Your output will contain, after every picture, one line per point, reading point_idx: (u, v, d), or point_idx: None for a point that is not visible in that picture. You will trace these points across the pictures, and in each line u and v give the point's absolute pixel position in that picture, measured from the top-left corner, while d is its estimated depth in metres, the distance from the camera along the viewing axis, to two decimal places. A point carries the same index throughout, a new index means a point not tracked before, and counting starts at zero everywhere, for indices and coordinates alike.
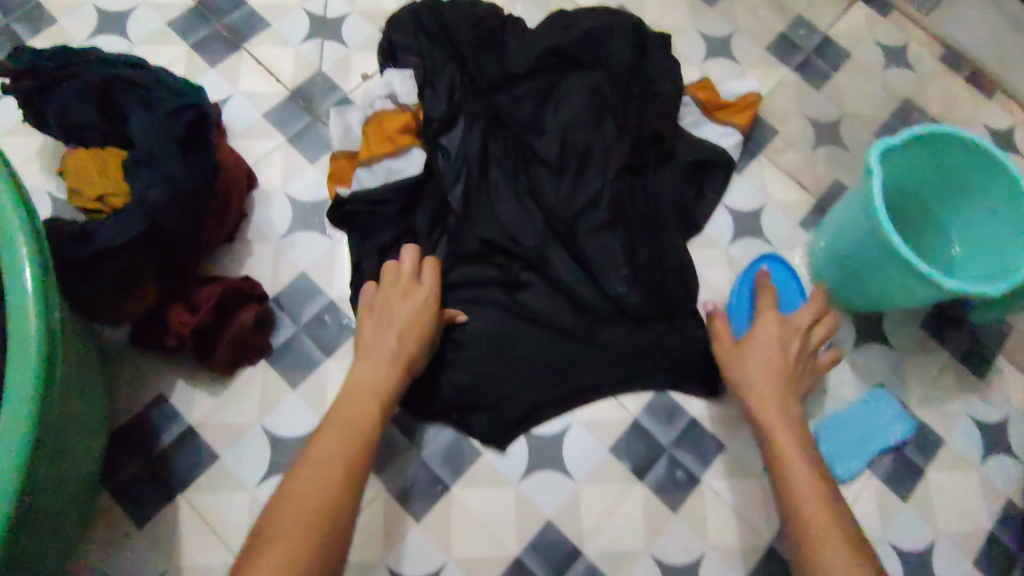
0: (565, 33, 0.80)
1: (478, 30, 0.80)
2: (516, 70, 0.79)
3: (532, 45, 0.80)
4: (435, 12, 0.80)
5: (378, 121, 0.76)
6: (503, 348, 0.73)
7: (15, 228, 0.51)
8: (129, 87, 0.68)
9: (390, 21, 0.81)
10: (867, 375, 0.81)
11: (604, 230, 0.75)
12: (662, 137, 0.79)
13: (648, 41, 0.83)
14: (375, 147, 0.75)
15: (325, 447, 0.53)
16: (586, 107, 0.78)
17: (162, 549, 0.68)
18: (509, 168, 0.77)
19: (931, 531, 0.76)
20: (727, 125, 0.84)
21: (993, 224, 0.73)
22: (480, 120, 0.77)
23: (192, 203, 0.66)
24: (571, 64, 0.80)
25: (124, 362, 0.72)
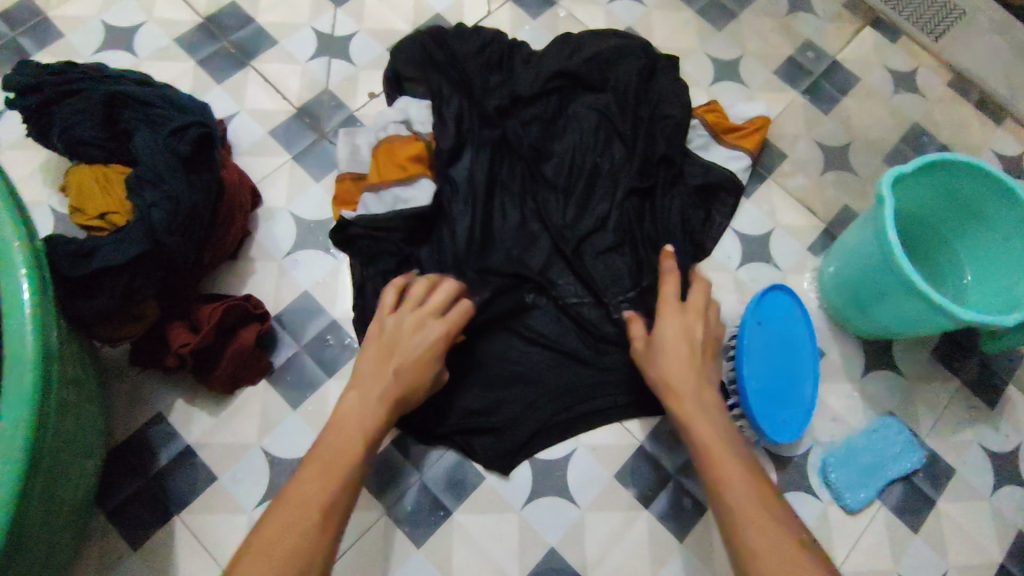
0: (572, 59, 0.81)
1: (486, 56, 0.80)
2: (524, 93, 0.79)
3: (540, 70, 0.80)
4: (441, 42, 0.80)
5: (389, 147, 0.75)
6: (507, 370, 0.72)
7: (13, 245, 0.51)
8: (135, 105, 0.68)
9: (394, 53, 0.81)
10: (876, 403, 0.79)
11: (611, 252, 0.75)
12: (671, 159, 0.78)
13: (658, 65, 0.83)
14: (384, 173, 0.74)
15: (302, 485, 0.52)
16: (594, 129, 0.78)
17: (156, 573, 0.66)
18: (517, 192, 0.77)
19: (942, 563, 0.74)
20: (736, 149, 0.83)
21: (1004, 253, 0.72)
22: (488, 145, 0.77)
23: (197, 223, 0.65)
24: (577, 88, 0.81)
25: (122, 381, 0.71)
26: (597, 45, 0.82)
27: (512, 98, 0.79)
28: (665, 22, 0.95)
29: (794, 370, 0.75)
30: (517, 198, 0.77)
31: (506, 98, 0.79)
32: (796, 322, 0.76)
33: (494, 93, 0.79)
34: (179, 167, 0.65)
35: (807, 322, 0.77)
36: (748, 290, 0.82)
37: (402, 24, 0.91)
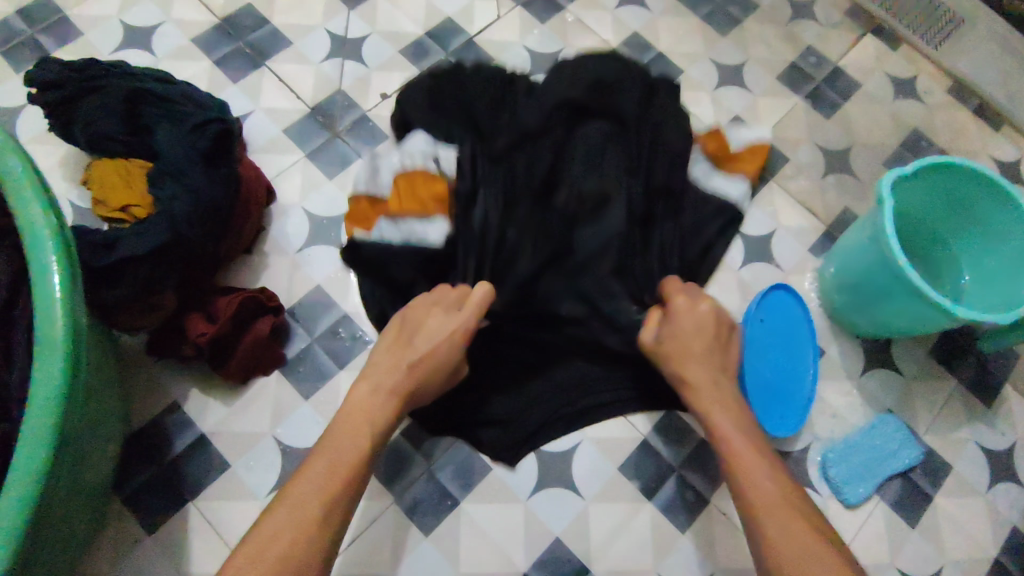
0: (574, 84, 0.76)
1: (487, 94, 0.78)
2: (527, 127, 0.75)
3: (542, 100, 0.76)
4: (448, 85, 0.79)
5: (411, 180, 0.73)
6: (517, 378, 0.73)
7: (44, 233, 0.53)
8: (156, 102, 0.71)
9: (402, 91, 0.81)
10: (875, 401, 0.81)
11: (617, 275, 0.73)
12: (670, 190, 0.77)
13: (655, 84, 0.80)
14: (404, 203, 0.73)
15: (301, 486, 0.52)
16: (599, 155, 0.75)
17: (171, 557, 0.68)
18: (527, 228, 0.73)
19: (939, 558, 0.75)
20: (737, 176, 0.83)
21: (1001, 252, 0.74)
22: (493, 187, 0.74)
23: (216, 216, 0.67)
24: (583, 110, 0.76)
25: (139, 370, 0.73)
26: (597, 67, 0.77)
27: (519, 133, 0.74)
28: (670, 27, 0.97)
29: (793, 367, 0.78)
30: (527, 232, 0.73)
31: (512, 133, 0.75)
32: (795, 318, 0.79)
33: (497, 133, 0.75)
34: (200, 162, 0.67)
35: (807, 320, 0.79)
36: (750, 289, 0.84)
37: (413, 26, 0.93)
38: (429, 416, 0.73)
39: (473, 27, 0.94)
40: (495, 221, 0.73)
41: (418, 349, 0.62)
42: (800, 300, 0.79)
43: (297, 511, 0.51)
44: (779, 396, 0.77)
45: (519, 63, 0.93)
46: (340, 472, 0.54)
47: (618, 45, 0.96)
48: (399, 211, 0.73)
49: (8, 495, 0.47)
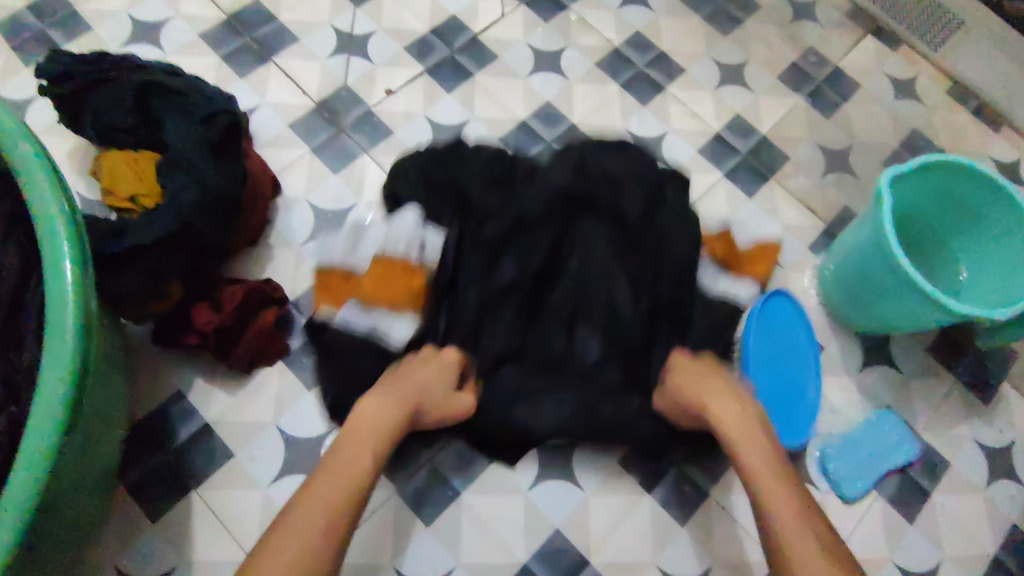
0: (576, 177, 0.70)
1: (487, 173, 0.72)
2: (523, 222, 0.70)
3: (539, 193, 0.70)
4: (443, 163, 0.74)
5: (389, 265, 0.69)
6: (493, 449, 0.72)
7: (55, 218, 0.53)
8: (165, 94, 0.71)
9: (394, 165, 0.77)
10: (873, 397, 0.82)
11: (618, 390, 0.69)
12: (679, 306, 0.69)
13: (665, 187, 0.72)
14: (379, 290, 0.68)
15: (317, 486, 0.50)
16: (602, 259, 0.70)
17: (175, 545, 0.68)
18: (519, 325, 0.70)
19: (937, 553, 0.76)
20: (747, 278, 0.75)
21: (999, 249, 0.74)
22: (479, 284, 0.70)
23: (223, 207, 0.68)
24: (589, 201, 0.71)
25: (145, 359, 0.74)
26: (603, 156, 0.72)
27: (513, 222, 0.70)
28: (673, 27, 0.98)
29: (794, 380, 0.77)
30: (516, 329, 0.70)
31: (506, 224, 0.69)
32: (796, 329, 0.78)
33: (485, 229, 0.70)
34: (207, 153, 0.68)
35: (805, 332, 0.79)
36: None
37: (418, 24, 0.94)
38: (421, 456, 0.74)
39: (477, 25, 0.95)
40: (488, 318, 0.70)
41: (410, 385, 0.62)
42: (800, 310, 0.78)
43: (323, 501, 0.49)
44: (787, 406, 0.76)
45: (523, 61, 0.94)
46: (357, 478, 0.52)
47: (621, 44, 0.96)
48: (376, 299, 0.68)
49: (18, 475, 0.48)
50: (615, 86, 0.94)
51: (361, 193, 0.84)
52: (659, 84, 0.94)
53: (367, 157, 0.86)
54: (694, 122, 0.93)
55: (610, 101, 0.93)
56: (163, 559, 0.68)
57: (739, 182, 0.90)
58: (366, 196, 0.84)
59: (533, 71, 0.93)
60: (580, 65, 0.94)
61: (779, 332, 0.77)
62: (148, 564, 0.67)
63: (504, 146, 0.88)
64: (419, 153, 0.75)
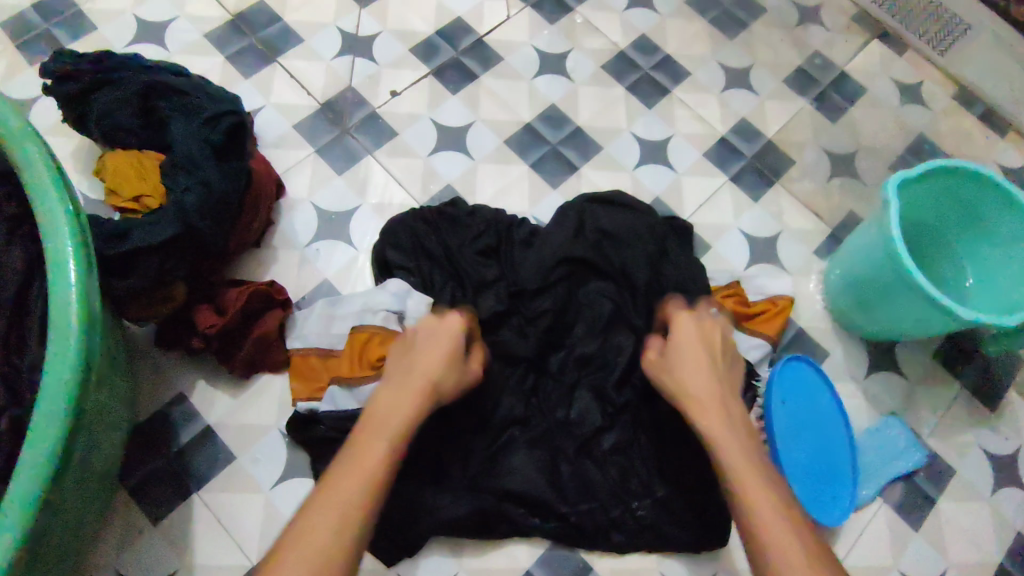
0: (576, 242, 0.74)
1: (484, 240, 0.75)
2: (527, 287, 0.73)
3: (542, 257, 0.74)
4: (435, 229, 0.75)
5: (367, 337, 0.70)
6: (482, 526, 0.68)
7: (60, 222, 0.53)
8: (170, 94, 0.71)
9: (383, 228, 0.77)
10: (878, 404, 0.81)
11: (616, 453, 0.70)
12: None
13: (668, 245, 0.76)
14: (357, 367, 0.70)
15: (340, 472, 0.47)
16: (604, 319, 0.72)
17: (176, 548, 0.68)
18: (520, 393, 0.71)
19: (942, 561, 0.76)
20: (758, 335, 0.77)
21: (1006, 256, 0.74)
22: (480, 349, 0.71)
23: (226, 210, 0.68)
24: (594, 272, 0.74)
25: (146, 361, 0.74)
26: (608, 218, 0.76)
27: (514, 293, 0.73)
28: (679, 30, 0.98)
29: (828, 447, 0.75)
30: (519, 396, 0.71)
31: (507, 290, 0.73)
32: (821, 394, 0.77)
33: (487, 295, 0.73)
34: (212, 155, 0.68)
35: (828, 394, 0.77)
36: None
37: (423, 25, 0.94)
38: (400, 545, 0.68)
39: (482, 27, 0.95)
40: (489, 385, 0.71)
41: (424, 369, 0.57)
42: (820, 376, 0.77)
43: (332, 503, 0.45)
44: (823, 479, 0.74)
45: (528, 63, 0.93)
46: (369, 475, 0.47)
47: (626, 47, 0.96)
48: (355, 377, 0.69)
49: (20, 478, 0.47)
50: (620, 88, 0.93)
51: (365, 195, 0.84)
52: (664, 87, 0.94)
53: (371, 159, 0.85)
54: (699, 126, 0.92)
55: (615, 104, 0.92)
56: (164, 562, 0.67)
57: (744, 186, 0.90)
58: (370, 198, 0.84)
59: (538, 73, 0.93)
60: (586, 68, 0.94)
61: (804, 399, 0.76)
62: (148, 567, 0.67)
63: (508, 148, 0.88)
64: (409, 213, 0.76)
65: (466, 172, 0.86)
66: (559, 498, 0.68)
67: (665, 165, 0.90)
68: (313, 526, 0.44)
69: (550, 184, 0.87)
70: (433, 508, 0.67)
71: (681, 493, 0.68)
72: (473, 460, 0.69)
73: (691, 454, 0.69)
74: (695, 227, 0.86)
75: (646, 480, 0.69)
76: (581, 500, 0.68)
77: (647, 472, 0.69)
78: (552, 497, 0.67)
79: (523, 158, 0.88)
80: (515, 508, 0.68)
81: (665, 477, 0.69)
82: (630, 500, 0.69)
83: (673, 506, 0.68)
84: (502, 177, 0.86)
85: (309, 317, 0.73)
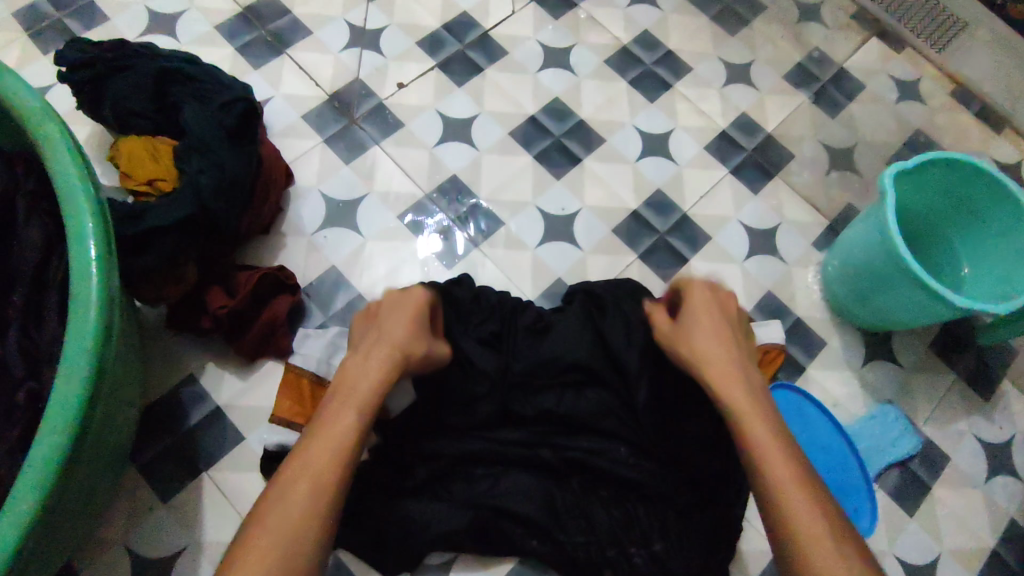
0: (603, 299, 0.72)
1: (486, 326, 0.70)
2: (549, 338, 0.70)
3: (568, 314, 0.72)
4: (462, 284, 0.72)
5: None
6: (476, 535, 0.67)
7: (81, 198, 0.55)
8: (184, 81, 0.73)
9: None
10: (875, 393, 0.82)
11: (620, 501, 0.68)
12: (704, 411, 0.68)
13: None
14: None
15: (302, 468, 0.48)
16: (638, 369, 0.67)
17: (185, 524, 0.69)
18: (527, 439, 0.69)
19: (936, 546, 0.77)
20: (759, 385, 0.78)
21: (1000, 246, 0.76)
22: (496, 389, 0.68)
23: (239, 191, 0.70)
24: (601, 365, 0.69)
25: (158, 343, 0.75)
26: (621, 312, 0.71)
27: (535, 339, 0.71)
28: (681, 26, 1.00)
29: (830, 453, 0.77)
30: (530, 430, 0.69)
31: (514, 365, 0.69)
32: (803, 407, 0.78)
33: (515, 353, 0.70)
34: (225, 138, 0.70)
35: (810, 401, 0.79)
36: (756, 281, 0.86)
37: (430, 19, 0.96)
38: (392, 560, 0.67)
39: (488, 21, 0.96)
40: (497, 431, 0.69)
41: (396, 329, 0.59)
42: (796, 389, 0.79)
43: (305, 472, 0.48)
44: (838, 478, 0.76)
45: (532, 57, 0.95)
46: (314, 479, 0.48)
47: (629, 42, 0.98)
48: None
49: (41, 442, 0.49)
50: (623, 82, 0.95)
51: (372, 183, 0.85)
52: (666, 81, 0.96)
53: (379, 149, 0.87)
54: (700, 119, 0.94)
55: (618, 97, 0.94)
56: (173, 538, 0.69)
57: (744, 179, 0.91)
58: (376, 186, 0.85)
59: (543, 67, 0.95)
60: (589, 62, 0.96)
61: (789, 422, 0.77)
62: (158, 544, 0.68)
63: (513, 140, 0.90)
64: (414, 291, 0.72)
65: (471, 162, 0.88)
66: (558, 525, 0.67)
67: (667, 157, 0.91)
68: (285, 496, 0.47)
69: (553, 175, 0.88)
70: (427, 521, 0.66)
71: (680, 550, 0.65)
72: (473, 484, 0.68)
73: (695, 505, 0.68)
74: (695, 218, 0.88)
75: (647, 533, 0.66)
76: (579, 533, 0.67)
77: (650, 525, 0.66)
78: (550, 522, 0.66)
79: (527, 149, 0.89)
80: (513, 529, 0.67)
81: (667, 533, 0.66)
82: (628, 546, 0.66)
83: (671, 564, 0.65)
84: (506, 168, 0.88)
85: (316, 340, 0.73)
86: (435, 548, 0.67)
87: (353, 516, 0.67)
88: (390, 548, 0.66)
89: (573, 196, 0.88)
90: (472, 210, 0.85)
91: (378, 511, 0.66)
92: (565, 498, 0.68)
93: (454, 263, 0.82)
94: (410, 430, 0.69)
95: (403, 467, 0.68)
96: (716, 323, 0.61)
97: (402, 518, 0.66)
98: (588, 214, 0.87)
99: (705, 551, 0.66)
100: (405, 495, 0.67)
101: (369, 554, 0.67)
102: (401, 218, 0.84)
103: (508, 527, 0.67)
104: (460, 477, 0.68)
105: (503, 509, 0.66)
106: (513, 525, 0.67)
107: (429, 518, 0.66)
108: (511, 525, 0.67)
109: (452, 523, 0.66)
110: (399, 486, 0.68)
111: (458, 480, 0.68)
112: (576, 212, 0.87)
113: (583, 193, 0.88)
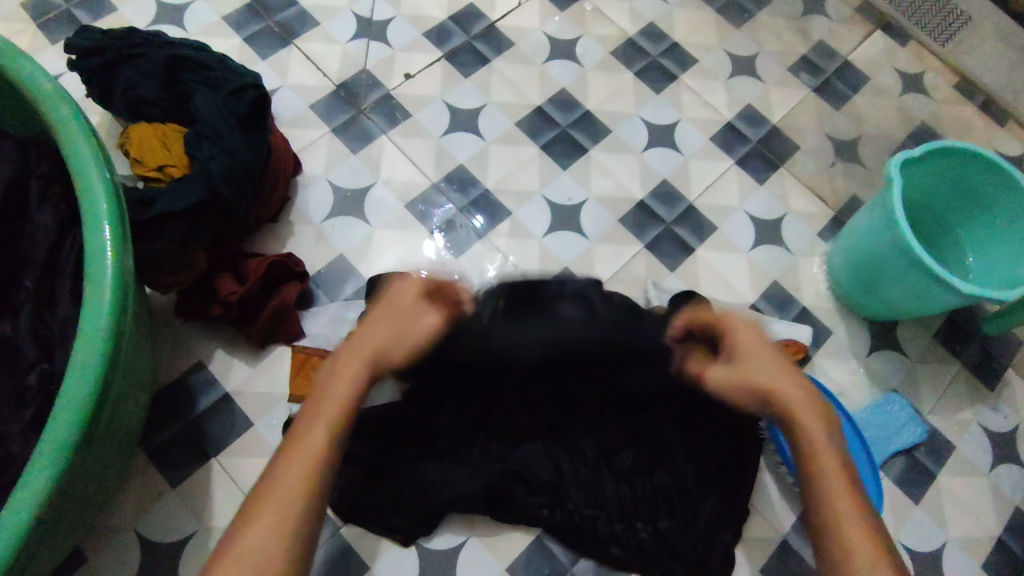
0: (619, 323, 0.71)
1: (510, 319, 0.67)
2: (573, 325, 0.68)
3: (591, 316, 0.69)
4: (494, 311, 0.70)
5: None
6: (491, 501, 0.67)
7: (94, 181, 0.55)
8: (194, 68, 0.74)
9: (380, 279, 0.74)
10: (879, 381, 0.83)
11: (631, 477, 0.68)
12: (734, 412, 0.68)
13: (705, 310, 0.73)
14: None
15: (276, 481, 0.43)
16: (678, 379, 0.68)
17: (194, 509, 0.69)
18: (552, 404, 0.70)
19: (941, 534, 0.77)
20: None
21: (1004, 233, 0.76)
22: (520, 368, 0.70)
23: (250, 178, 0.70)
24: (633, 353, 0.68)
25: (167, 329, 0.75)
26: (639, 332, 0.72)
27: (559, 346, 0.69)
28: (687, 18, 1.00)
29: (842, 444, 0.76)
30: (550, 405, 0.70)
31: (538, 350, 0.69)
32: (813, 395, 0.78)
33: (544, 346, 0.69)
34: (235, 124, 0.70)
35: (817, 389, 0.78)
36: (762, 270, 0.86)
37: (438, 11, 0.96)
38: (403, 522, 0.67)
39: (494, 12, 0.97)
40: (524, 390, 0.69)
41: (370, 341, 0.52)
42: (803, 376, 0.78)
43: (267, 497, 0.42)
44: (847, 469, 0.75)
45: (539, 48, 0.95)
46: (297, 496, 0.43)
47: (635, 34, 0.98)
48: None
49: (56, 422, 0.49)
50: (629, 74, 0.95)
51: (378, 172, 0.86)
52: (672, 73, 0.96)
53: (386, 139, 0.87)
54: (706, 111, 0.94)
55: (624, 88, 0.94)
56: (182, 522, 0.69)
57: (750, 169, 0.91)
58: (384, 176, 0.85)
59: (549, 58, 0.95)
60: (595, 53, 0.96)
61: None
62: (169, 529, 0.68)
63: (519, 130, 0.90)
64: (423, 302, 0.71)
65: (478, 153, 0.88)
66: (567, 494, 0.68)
67: (673, 148, 0.91)
68: (272, 520, 0.42)
69: (560, 165, 0.89)
70: (441, 485, 0.66)
71: (681, 528, 0.66)
72: (490, 452, 0.69)
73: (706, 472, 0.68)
74: (701, 209, 0.88)
75: (651, 513, 0.67)
76: (589, 504, 0.67)
77: (657, 501, 0.67)
78: (559, 491, 0.67)
79: (534, 140, 0.90)
80: (526, 496, 0.68)
81: (671, 514, 0.67)
82: (635, 521, 0.67)
83: (675, 542, 0.66)
84: (513, 159, 0.88)
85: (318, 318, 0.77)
86: (449, 511, 0.67)
87: (359, 475, 0.67)
88: (402, 499, 0.66)
89: (580, 186, 0.88)
90: (479, 200, 0.86)
91: (390, 471, 0.67)
92: (575, 471, 0.68)
93: (462, 251, 0.83)
94: (434, 391, 0.69)
95: (424, 427, 0.69)
96: (774, 356, 0.54)
97: (417, 479, 0.66)
98: (596, 205, 0.87)
99: (710, 533, 0.67)
100: (422, 459, 0.68)
101: (387, 513, 0.66)
102: (410, 207, 0.84)
103: (519, 497, 0.67)
104: (477, 444, 0.69)
105: (518, 472, 0.67)
106: (526, 494, 0.68)
107: (444, 479, 0.66)
108: (524, 494, 0.67)
109: (463, 489, 0.66)
110: (416, 449, 0.68)
111: (477, 446, 0.69)
112: (582, 202, 0.87)
113: (590, 183, 0.88)
